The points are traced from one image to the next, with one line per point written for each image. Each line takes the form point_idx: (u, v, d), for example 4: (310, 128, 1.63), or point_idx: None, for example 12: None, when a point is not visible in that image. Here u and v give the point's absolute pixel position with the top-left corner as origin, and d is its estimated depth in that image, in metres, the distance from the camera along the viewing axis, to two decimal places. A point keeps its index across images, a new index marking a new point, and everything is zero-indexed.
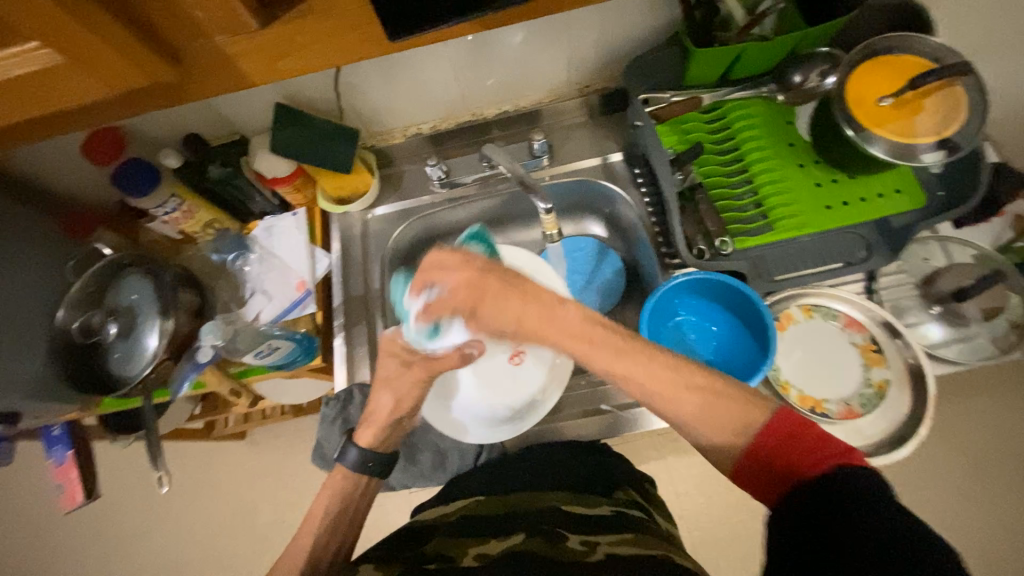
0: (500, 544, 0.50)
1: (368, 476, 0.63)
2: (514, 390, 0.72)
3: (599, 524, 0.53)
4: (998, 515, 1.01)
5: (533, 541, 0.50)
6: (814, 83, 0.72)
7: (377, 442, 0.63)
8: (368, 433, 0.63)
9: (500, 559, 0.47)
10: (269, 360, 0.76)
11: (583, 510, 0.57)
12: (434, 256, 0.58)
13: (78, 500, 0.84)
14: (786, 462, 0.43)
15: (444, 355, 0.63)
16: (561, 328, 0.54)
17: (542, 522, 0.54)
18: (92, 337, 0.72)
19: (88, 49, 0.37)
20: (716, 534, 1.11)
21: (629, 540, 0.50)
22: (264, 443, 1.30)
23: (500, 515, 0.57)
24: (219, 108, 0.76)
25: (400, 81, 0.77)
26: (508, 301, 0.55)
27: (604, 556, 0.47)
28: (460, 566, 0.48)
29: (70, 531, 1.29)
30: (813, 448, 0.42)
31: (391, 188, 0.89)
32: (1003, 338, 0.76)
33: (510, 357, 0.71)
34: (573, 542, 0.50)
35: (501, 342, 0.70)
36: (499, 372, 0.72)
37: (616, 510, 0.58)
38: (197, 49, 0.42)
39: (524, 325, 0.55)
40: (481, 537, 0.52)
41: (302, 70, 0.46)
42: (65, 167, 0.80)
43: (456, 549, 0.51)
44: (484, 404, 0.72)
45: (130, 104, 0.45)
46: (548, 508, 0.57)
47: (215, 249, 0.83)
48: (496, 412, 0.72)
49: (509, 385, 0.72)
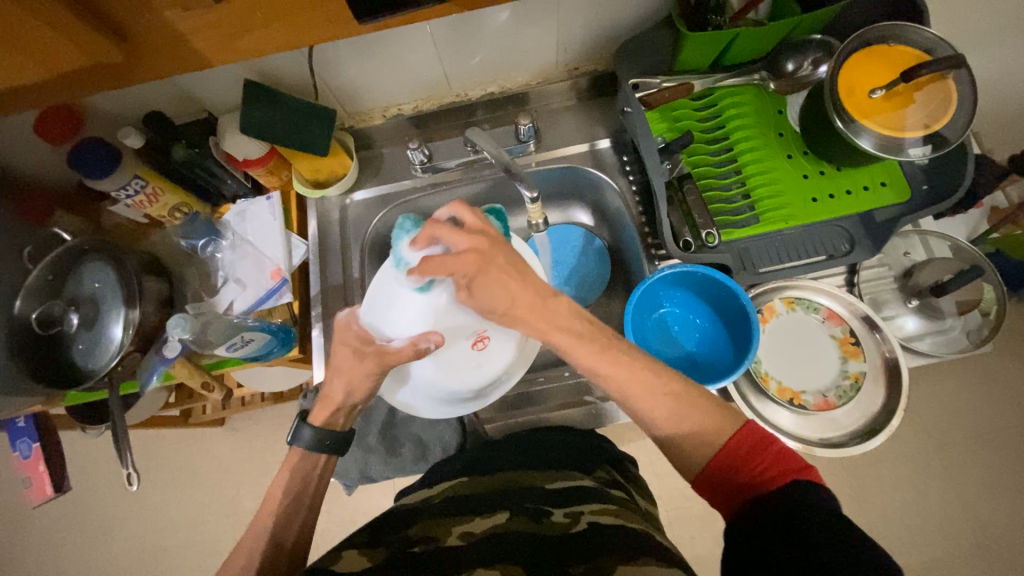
0: (483, 522, 0.50)
1: (325, 454, 0.61)
2: (474, 373, 0.71)
3: (579, 497, 0.54)
4: (956, 492, 1.06)
5: (518, 519, 0.50)
6: (807, 71, 0.73)
7: (331, 421, 0.62)
8: (321, 410, 0.62)
9: (484, 538, 0.48)
10: (243, 352, 0.73)
11: (566, 486, 0.57)
12: (452, 209, 0.59)
13: (48, 493, 0.81)
14: (748, 469, 0.43)
15: (398, 348, 0.62)
16: (555, 321, 0.55)
17: (525, 500, 0.54)
18: (52, 329, 0.68)
19: (19, 25, 0.34)
20: (694, 514, 1.14)
21: (612, 510, 0.52)
22: (244, 429, 1.27)
23: (482, 494, 0.56)
24: (184, 84, 0.71)
25: (379, 59, 0.72)
26: (502, 283, 0.56)
27: (586, 524, 0.48)
28: (445, 546, 0.47)
29: (44, 519, 1.26)
30: (773, 460, 0.42)
31: (370, 172, 0.86)
32: (976, 332, 0.78)
33: (475, 342, 0.71)
34: (556, 516, 0.50)
35: (461, 329, 0.70)
36: (461, 358, 0.71)
37: (600, 486, 0.58)
38: (145, 26, 0.38)
39: (514, 310, 0.56)
40: (464, 516, 0.52)
41: (264, 48, 0.43)
42: (14, 146, 0.74)
43: (438, 529, 0.50)
44: (445, 386, 0.71)
45: (73, 84, 0.42)
46: (528, 486, 0.57)
47: (184, 235, 0.78)
48: (457, 393, 0.71)
49: (471, 368, 0.71)
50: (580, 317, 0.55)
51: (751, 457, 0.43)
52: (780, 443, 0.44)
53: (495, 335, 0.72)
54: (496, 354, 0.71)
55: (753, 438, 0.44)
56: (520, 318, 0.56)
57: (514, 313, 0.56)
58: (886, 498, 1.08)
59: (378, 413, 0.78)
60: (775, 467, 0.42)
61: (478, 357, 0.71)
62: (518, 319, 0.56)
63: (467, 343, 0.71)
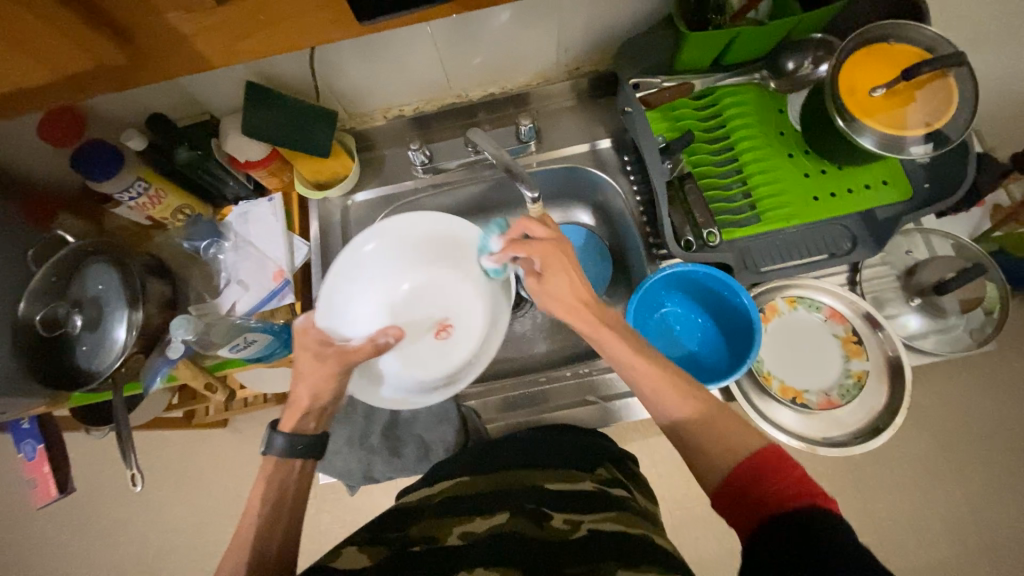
0: (485, 522, 0.50)
1: (298, 460, 0.60)
2: (444, 361, 0.73)
3: (579, 500, 0.54)
4: (960, 492, 1.06)
5: (517, 520, 0.50)
6: (807, 70, 0.73)
7: (303, 426, 0.61)
8: (293, 417, 0.61)
9: (486, 537, 0.48)
10: (245, 353, 0.73)
11: (566, 488, 0.56)
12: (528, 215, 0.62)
13: (52, 494, 0.81)
14: (764, 490, 0.43)
15: (358, 346, 0.64)
16: (615, 322, 0.58)
17: (527, 500, 0.54)
18: (56, 331, 0.68)
19: (25, 29, 0.34)
20: (696, 514, 1.14)
21: (613, 516, 0.51)
22: (247, 430, 1.27)
23: (482, 494, 0.56)
24: (187, 87, 0.72)
25: (380, 61, 0.73)
26: (575, 282, 0.60)
27: (586, 532, 0.48)
28: (445, 546, 0.48)
29: (48, 521, 1.26)
30: (792, 483, 0.42)
31: (371, 173, 0.86)
32: (979, 330, 0.78)
33: (437, 332, 0.74)
34: (556, 521, 0.50)
35: (422, 322, 0.75)
36: (427, 348, 0.74)
37: (600, 487, 0.57)
38: (148, 29, 0.39)
39: (574, 311, 0.60)
40: (465, 516, 0.52)
41: (267, 50, 0.43)
42: (20, 148, 0.75)
43: (438, 529, 0.51)
44: (413, 378, 0.72)
45: (77, 87, 0.42)
46: (530, 485, 0.57)
47: (186, 236, 0.79)
48: (427, 384, 0.72)
49: (439, 357, 0.73)
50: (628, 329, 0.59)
51: (767, 476, 0.43)
52: (800, 469, 0.43)
53: (462, 322, 0.75)
54: (463, 340, 0.74)
55: (774, 459, 0.44)
56: (588, 320, 0.59)
57: (582, 312, 0.59)
58: (889, 498, 1.07)
59: (379, 414, 0.79)
60: (790, 489, 0.41)
61: (444, 346, 0.74)
62: (585, 319, 0.59)
63: (432, 334, 0.74)
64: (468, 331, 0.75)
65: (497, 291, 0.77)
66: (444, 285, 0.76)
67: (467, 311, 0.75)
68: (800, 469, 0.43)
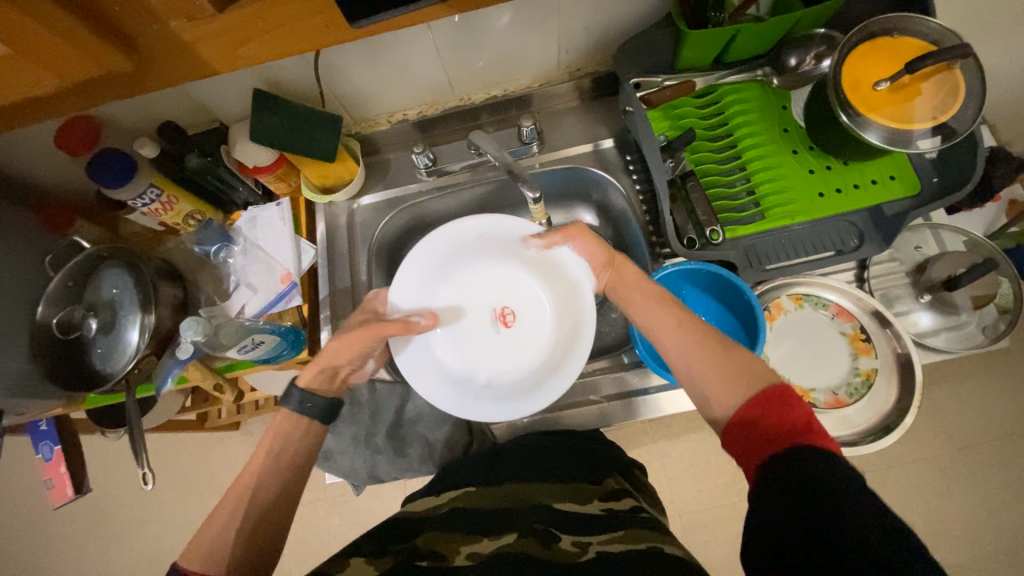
0: (492, 543, 0.49)
1: (313, 419, 0.60)
2: (541, 321, 0.73)
3: (587, 520, 0.53)
4: (983, 497, 1.03)
5: (526, 541, 0.49)
6: (809, 66, 0.71)
7: (319, 385, 0.63)
8: (311, 375, 0.63)
9: (491, 557, 0.47)
10: (254, 355, 0.74)
11: (573, 509, 0.55)
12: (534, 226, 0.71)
13: (68, 494, 0.83)
14: (770, 425, 0.44)
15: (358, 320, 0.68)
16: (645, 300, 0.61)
17: (535, 521, 0.53)
18: (72, 333, 0.71)
19: (32, 39, 0.35)
20: (707, 519, 1.12)
21: (620, 536, 0.50)
22: (258, 432, 1.29)
23: (490, 511, 0.56)
24: (196, 95, 0.74)
25: (384, 67, 0.74)
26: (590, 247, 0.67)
27: (596, 554, 0.47)
28: (452, 565, 0.47)
29: (66, 522, 1.29)
30: (795, 420, 0.43)
31: (377, 176, 0.88)
32: (992, 327, 0.77)
33: (505, 321, 0.74)
34: (564, 543, 0.49)
35: (486, 330, 0.73)
36: (514, 334, 0.73)
37: (605, 506, 0.56)
38: (150, 35, 0.40)
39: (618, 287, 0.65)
40: (474, 535, 0.51)
41: (265, 55, 0.44)
42: (38, 157, 0.77)
43: (446, 546, 0.50)
44: (533, 362, 0.71)
45: (88, 94, 0.44)
46: (537, 506, 0.56)
47: (196, 241, 0.81)
48: (547, 351, 0.71)
49: (527, 329, 0.73)
50: (665, 300, 0.60)
51: (779, 411, 0.44)
52: (808, 411, 0.44)
53: (510, 298, 0.75)
54: (529, 300, 0.74)
55: (784, 395, 0.46)
56: (621, 265, 0.66)
57: (616, 260, 0.66)
58: (908, 502, 1.05)
59: (385, 414, 0.79)
60: (795, 427, 0.43)
61: (520, 321, 0.73)
62: (619, 264, 0.65)
63: (507, 327, 0.73)
64: (522, 299, 0.74)
65: (497, 244, 0.74)
66: (466, 289, 0.75)
67: (504, 292, 0.75)
68: (807, 407, 0.44)
